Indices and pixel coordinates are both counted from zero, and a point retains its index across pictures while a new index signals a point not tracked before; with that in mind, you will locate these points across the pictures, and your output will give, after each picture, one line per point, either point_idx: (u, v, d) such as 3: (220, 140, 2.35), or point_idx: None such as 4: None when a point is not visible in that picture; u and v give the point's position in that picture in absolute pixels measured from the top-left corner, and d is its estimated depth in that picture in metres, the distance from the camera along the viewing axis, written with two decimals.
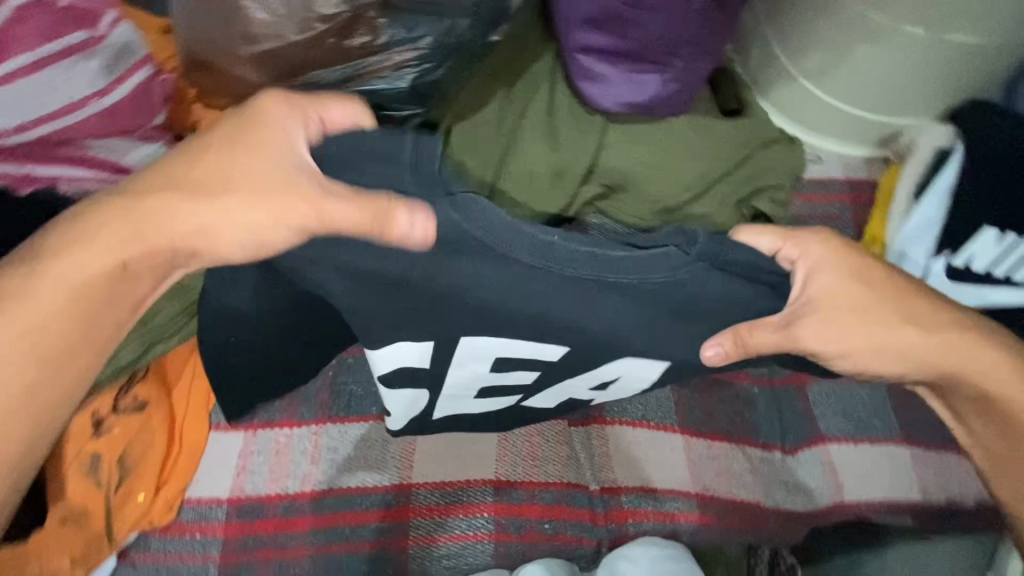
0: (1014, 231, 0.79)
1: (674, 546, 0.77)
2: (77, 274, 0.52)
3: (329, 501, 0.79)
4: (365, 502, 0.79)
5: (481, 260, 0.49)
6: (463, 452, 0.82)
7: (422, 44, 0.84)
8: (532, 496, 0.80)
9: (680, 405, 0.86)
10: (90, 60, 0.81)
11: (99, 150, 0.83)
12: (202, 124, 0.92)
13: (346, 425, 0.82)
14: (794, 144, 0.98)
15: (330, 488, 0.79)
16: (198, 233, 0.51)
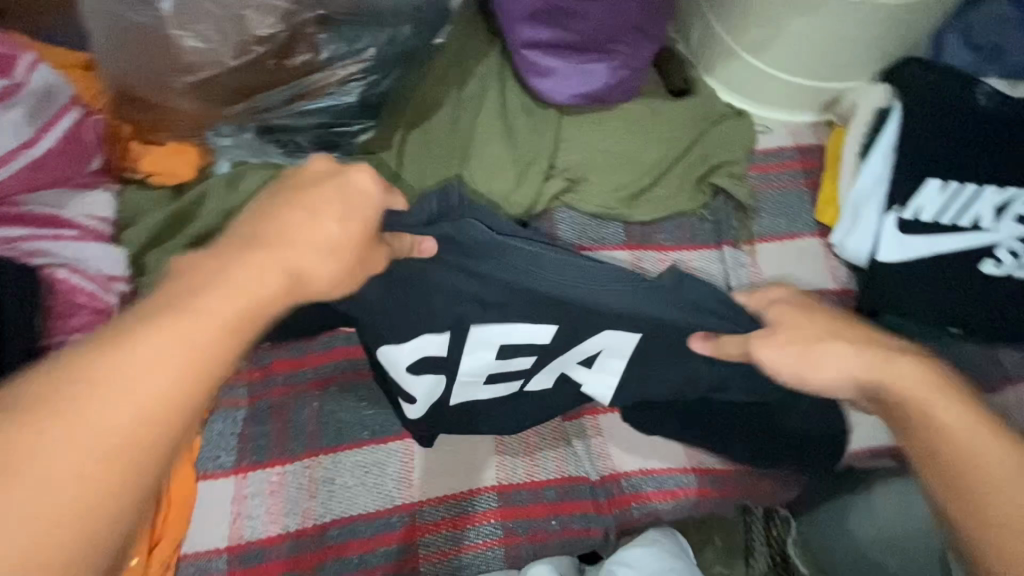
0: (954, 179, 0.83)
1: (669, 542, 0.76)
2: (212, 325, 0.42)
3: (333, 532, 0.77)
4: (371, 528, 0.78)
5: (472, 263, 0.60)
6: (463, 463, 0.82)
7: (366, 56, 0.82)
8: (536, 495, 0.81)
9: None
10: (10, 111, 0.75)
11: (36, 206, 0.78)
12: (143, 161, 0.87)
13: (339, 454, 0.80)
14: (743, 117, 0.99)
15: (332, 520, 0.77)
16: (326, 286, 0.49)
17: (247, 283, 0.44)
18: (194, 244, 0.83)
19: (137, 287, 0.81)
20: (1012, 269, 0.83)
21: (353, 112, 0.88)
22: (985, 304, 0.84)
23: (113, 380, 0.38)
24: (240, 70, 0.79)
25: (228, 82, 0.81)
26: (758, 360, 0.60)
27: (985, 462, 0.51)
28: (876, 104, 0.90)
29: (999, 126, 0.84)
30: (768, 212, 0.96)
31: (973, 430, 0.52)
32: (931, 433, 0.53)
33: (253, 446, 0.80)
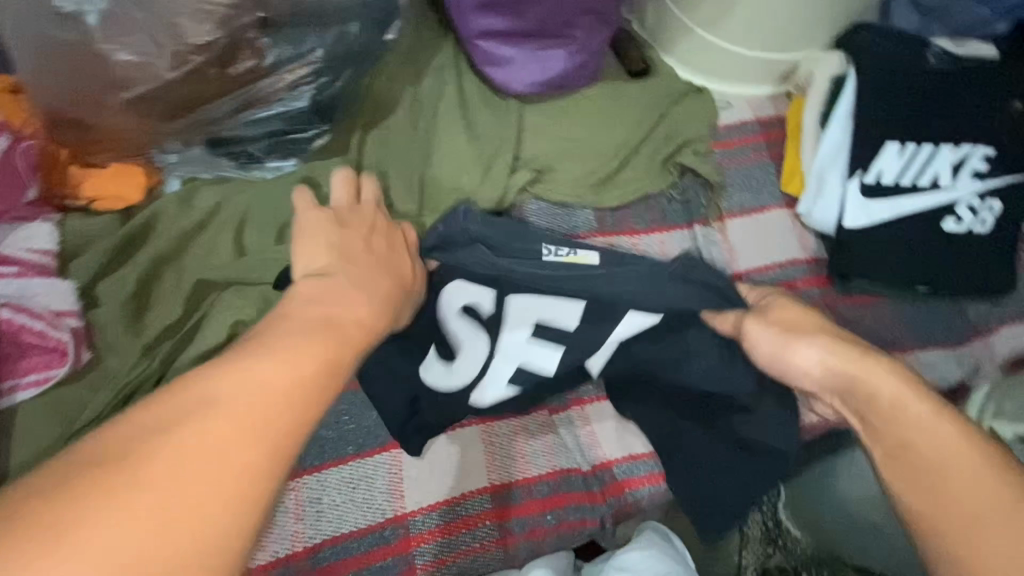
0: (910, 141, 0.85)
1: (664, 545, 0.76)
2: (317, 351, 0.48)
3: (326, 552, 0.75)
4: (365, 543, 0.76)
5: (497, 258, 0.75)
6: (453, 468, 0.80)
7: (313, 58, 0.78)
8: (529, 492, 0.80)
9: None
10: None
11: None
12: (85, 186, 0.82)
13: (324, 472, 0.78)
14: (703, 93, 0.98)
15: (324, 539, 0.75)
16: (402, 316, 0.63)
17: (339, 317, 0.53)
18: (148, 269, 0.79)
19: (90, 320, 0.76)
20: (971, 225, 0.85)
21: (305, 118, 0.84)
22: (947, 260, 0.86)
23: (240, 394, 0.43)
24: (181, 82, 0.75)
25: (168, 96, 0.76)
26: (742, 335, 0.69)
27: (949, 466, 0.53)
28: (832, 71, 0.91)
29: (952, 85, 0.86)
30: (736, 187, 0.95)
31: (946, 438, 0.54)
32: (900, 434, 0.56)
33: None
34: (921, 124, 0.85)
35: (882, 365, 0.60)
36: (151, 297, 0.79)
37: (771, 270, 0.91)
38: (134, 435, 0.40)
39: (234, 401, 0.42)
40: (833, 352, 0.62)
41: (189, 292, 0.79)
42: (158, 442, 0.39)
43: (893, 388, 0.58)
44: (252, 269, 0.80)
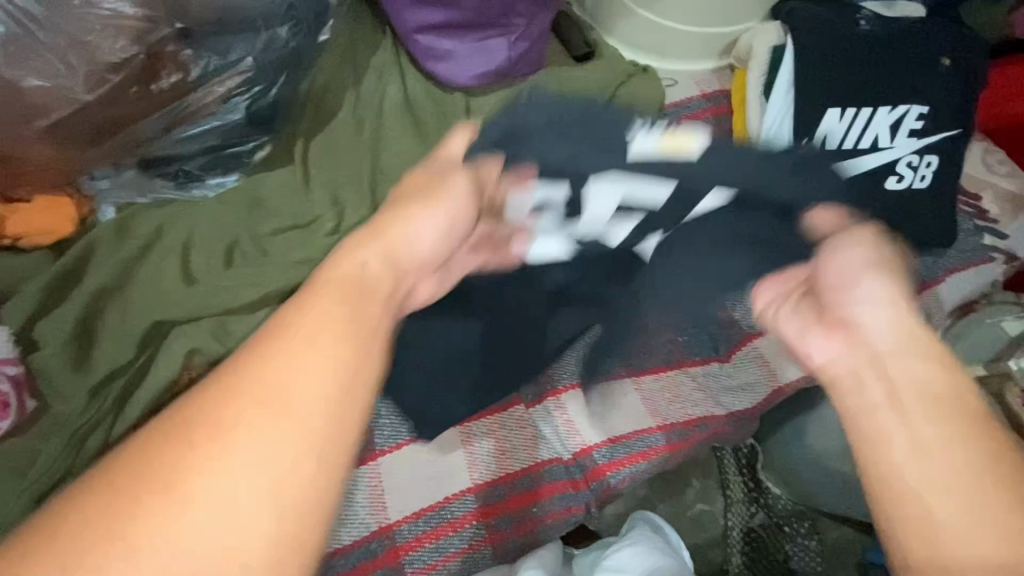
0: (849, 105, 0.87)
1: (651, 540, 0.79)
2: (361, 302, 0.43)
3: None
4: (352, 560, 0.75)
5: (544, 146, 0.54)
6: (433, 473, 0.80)
7: (244, 67, 0.75)
8: (512, 487, 0.80)
9: None
10: None
11: None
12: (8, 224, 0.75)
13: None
14: (649, 73, 0.98)
15: None
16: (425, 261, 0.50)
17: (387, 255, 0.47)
18: (89, 304, 0.75)
19: (31, 366, 0.72)
20: (912, 182, 0.88)
21: (243, 131, 0.80)
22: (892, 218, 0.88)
23: (289, 338, 0.39)
24: (101, 103, 0.72)
25: (90, 119, 0.73)
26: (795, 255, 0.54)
27: (967, 483, 0.39)
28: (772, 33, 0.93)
29: (884, 44, 0.88)
30: None
31: (961, 460, 0.40)
32: (921, 472, 0.40)
33: None
34: (863, 87, 0.87)
35: (930, 361, 0.44)
36: (95, 334, 0.75)
37: None
38: (181, 424, 0.35)
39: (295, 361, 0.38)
40: (905, 326, 0.46)
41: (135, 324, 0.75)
42: (213, 421, 0.35)
43: (939, 380, 0.43)
44: (201, 295, 0.77)
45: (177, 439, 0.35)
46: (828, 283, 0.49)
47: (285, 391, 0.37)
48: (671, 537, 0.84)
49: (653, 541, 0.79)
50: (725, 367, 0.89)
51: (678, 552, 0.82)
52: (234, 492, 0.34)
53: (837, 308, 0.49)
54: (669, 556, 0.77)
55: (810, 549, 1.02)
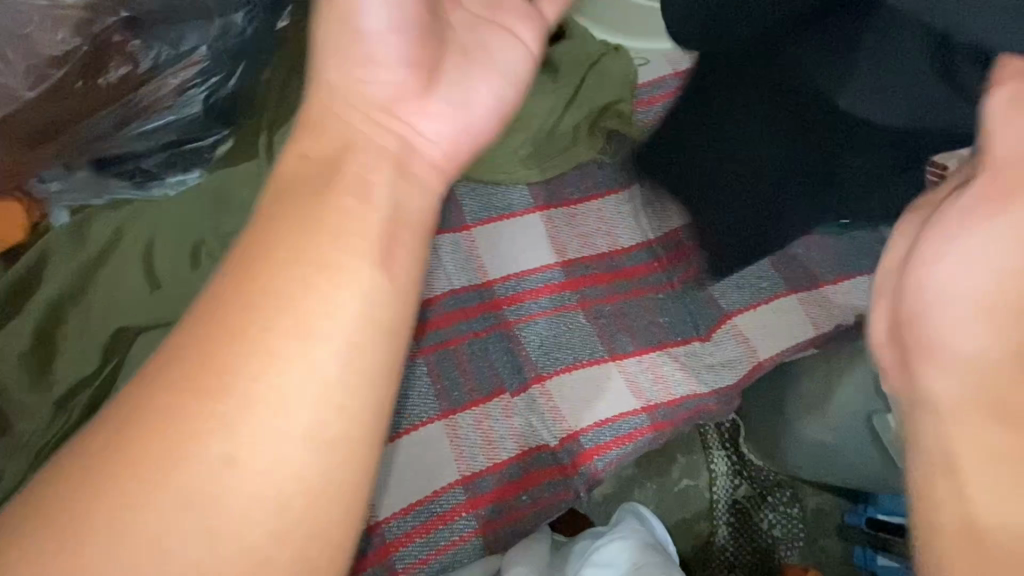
0: None
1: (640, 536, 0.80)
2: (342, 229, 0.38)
3: None
4: None
5: None
6: (420, 468, 0.79)
7: (198, 57, 0.72)
8: (501, 477, 0.80)
9: (602, 335, 0.87)
10: None
11: None
12: None
13: None
14: (621, 51, 0.96)
15: None
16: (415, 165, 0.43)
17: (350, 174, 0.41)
18: (47, 314, 0.71)
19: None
20: None
21: (201, 125, 0.77)
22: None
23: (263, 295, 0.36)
24: (44, 100, 0.67)
25: (36, 118, 0.68)
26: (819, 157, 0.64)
27: None
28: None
29: None
30: None
31: None
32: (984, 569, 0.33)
33: None
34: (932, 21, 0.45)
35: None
36: (57, 344, 0.71)
37: None
38: (141, 414, 0.33)
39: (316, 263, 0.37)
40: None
41: (100, 332, 0.72)
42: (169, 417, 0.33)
43: (995, 348, 0.37)
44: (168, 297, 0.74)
45: (216, 372, 0.34)
46: (926, 277, 0.41)
47: (318, 299, 0.36)
48: (659, 532, 0.86)
49: (647, 538, 0.80)
50: (706, 346, 0.90)
51: (662, 543, 0.83)
52: (308, 393, 0.34)
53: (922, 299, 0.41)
54: (660, 551, 0.79)
55: (791, 515, 1.06)
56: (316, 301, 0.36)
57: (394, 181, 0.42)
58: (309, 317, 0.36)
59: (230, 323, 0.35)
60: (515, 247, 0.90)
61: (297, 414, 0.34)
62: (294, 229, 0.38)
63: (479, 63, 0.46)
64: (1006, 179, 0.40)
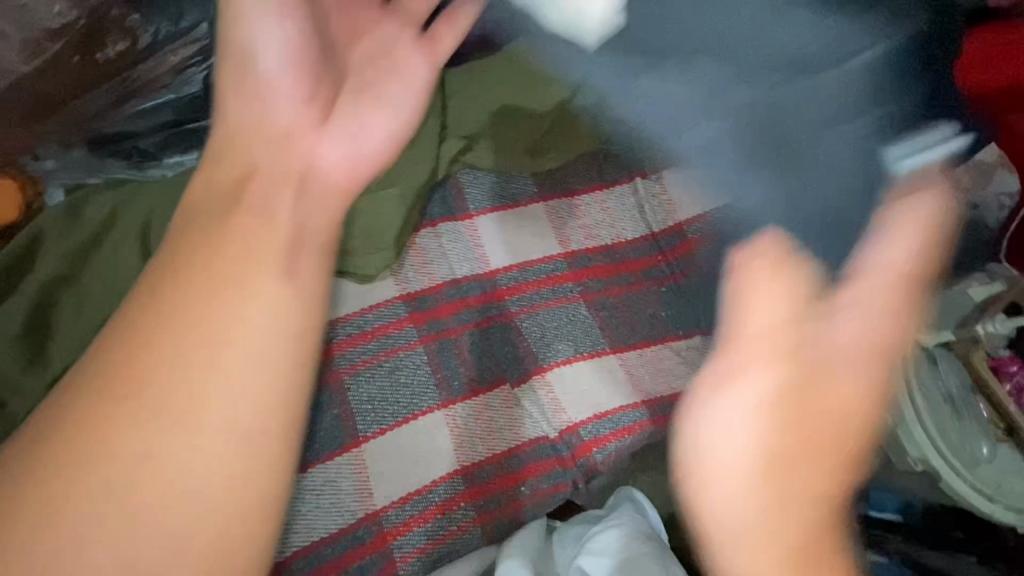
0: None
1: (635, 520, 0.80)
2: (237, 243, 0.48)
3: (299, 565, 0.72)
4: (339, 548, 0.73)
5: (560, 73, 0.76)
6: (421, 457, 0.78)
7: (199, 35, 0.71)
8: (499, 467, 0.80)
9: (605, 326, 0.87)
10: None
11: None
12: None
13: None
14: None
15: (295, 553, 0.72)
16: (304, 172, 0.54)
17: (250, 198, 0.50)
18: (42, 296, 0.70)
19: None
20: None
21: (200, 105, 0.74)
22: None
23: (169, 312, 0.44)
24: (46, 71, 0.69)
25: (34, 88, 0.69)
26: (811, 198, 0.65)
27: None
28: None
29: None
30: None
31: None
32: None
33: None
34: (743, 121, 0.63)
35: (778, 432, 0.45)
36: (52, 327, 0.70)
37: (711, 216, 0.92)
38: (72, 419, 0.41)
39: (230, 278, 0.46)
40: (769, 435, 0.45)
41: (93, 314, 0.70)
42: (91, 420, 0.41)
43: (773, 442, 0.45)
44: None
45: (146, 375, 0.42)
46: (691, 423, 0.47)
47: (242, 300, 0.46)
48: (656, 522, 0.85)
49: (642, 527, 0.80)
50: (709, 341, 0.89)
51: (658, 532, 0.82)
52: (232, 378, 0.44)
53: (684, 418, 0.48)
54: (654, 542, 0.78)
55: None
56: (239, 302, 0.46)
57: (300, 202, 0.52)
58: (224, 328, 0.45)
59: (155, 332, 0.43)
60: (519, 238, 0.89)
61: (220, 397, 0.43)
62: (203, 249, 0.47)
63: (372, 104, 0.58)
64: (744, 353, 0.47)
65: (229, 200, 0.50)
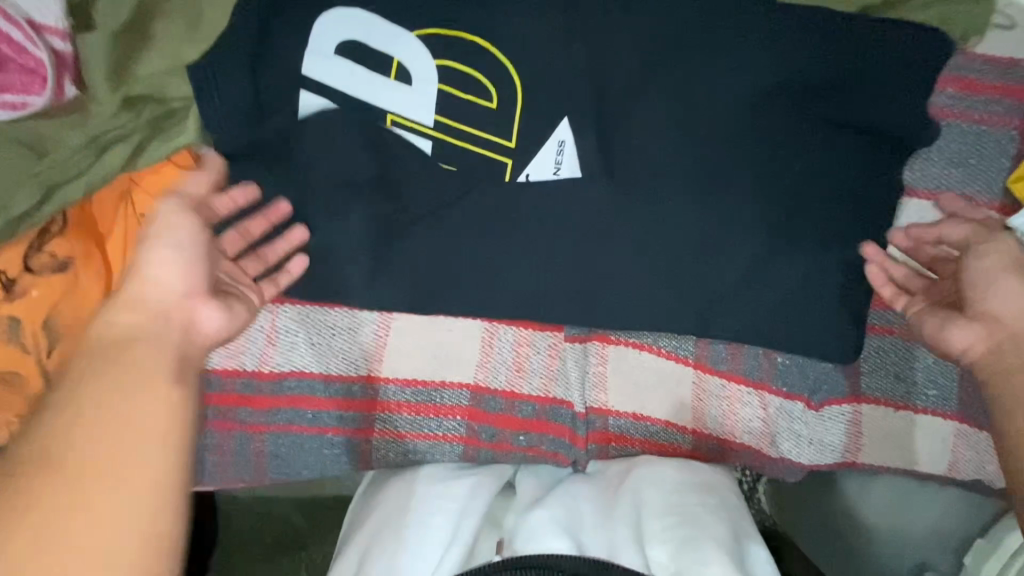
0: None
1: (716, 496, 0.65)
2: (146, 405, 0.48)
3: (246, 411, 0.70)
4: (323, 418, 0.71)
5: (246, 100, 0.61)
6: (441, 355, 0.71)
7: None
8: (511, 407, 0.73)
9: (702, 356, 0.72)
10: None
11: (22, 38, 0.56)
12: None
13: (305, 381, 0.70)
14: None
15: (250, 398, 0.70)
16: (129, 330, 0.52)
17: (147, 319, 0.53)
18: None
19: (74, 45, 0.59)
20: None
21: None
22: None
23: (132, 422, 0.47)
24: None
25: None
26: (491, 253, 0.64)
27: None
28: (277, 127, 0.62)
29: None
30: (941, 157, 0.66)
31: None
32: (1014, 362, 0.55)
33: None
34: (557, 244, 0.64)
35: None
36: (152, 32, 0.60)
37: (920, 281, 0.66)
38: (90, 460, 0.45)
39: (130, 431, 0.47)
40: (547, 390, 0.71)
41: (206, 51, 0.60)
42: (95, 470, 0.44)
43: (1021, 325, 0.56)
44: (265, 56, 0.61)
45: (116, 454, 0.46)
46: (648, 399, 0.73)
47: (139, 407, 0.48)
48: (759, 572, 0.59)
49: (686, 479, 0.67)
50: (807, 416, 0.72)
51: (741, 552, 0.59)
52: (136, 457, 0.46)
53: (420, 500, 0.66)
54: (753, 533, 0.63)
55: None
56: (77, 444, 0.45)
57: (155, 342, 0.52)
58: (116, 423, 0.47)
59: (43, 439, 0.45)
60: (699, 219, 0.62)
61: (85, 537, 0.42)
62: (111, 390, 0.48)
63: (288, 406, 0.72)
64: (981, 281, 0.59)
65: (115, 347, 0.51)
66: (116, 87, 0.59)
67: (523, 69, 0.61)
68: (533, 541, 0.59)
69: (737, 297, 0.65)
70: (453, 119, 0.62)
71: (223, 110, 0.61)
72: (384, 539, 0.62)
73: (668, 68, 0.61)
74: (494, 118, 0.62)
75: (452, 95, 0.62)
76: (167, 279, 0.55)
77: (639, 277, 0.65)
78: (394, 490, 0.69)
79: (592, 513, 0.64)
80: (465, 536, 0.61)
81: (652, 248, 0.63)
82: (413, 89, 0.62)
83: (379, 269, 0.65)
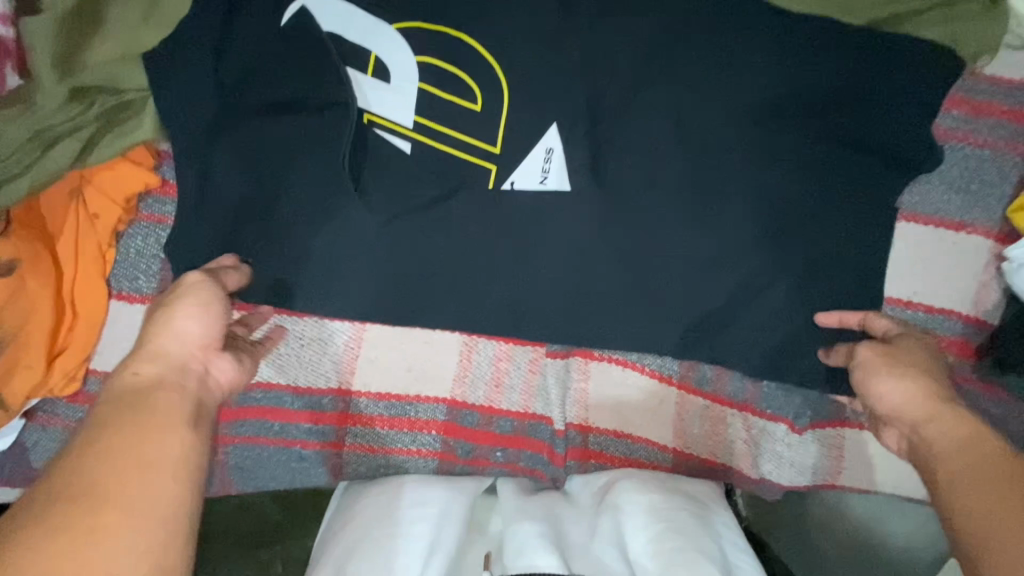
0: None
1: (700, 508, 0.64)
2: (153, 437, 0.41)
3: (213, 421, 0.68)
4: (292, 430, 0.69)
5: (209, 93, 0.56)
6: (416, 368, 0.69)
7: None
8: (488, 422, 0.70)
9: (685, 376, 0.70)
10: None
11: None
12: None
13: (273, 392, 0.68)
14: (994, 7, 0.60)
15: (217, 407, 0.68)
16: (151, 374, 0.45)
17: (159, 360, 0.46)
18: None
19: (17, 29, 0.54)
20: None
21: None
22: None
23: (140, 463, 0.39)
24: None
25: None
26: (471, 264, 0.61)
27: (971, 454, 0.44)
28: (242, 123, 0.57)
29: None
30: (943, 180, 0.63)
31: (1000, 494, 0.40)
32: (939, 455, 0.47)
33: (145, 270, 0.61)
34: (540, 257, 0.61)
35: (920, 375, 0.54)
36: (105, 16, 0.55)
37: (912, 308, 0.64)
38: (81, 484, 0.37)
39: (149, 476, 0.39)
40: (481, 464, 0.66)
41: (164, 37, 0.56)
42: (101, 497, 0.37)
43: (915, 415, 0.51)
44: (230, 45, 0.56)
45: (104, 490, 0.37)
46: (629, 416, 0.71)
47: (150, 443, 0.40)
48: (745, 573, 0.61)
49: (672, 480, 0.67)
50: (789, 438, 0.70)
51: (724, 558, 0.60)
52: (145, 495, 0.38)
53: (397, 505, 0.64)
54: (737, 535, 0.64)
55: None
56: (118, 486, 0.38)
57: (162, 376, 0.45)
58: (124, 457, 0.39)
59: (73, 471, 0.38)
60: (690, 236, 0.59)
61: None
62: (120, 435, 0.40)
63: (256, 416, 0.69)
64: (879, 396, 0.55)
65: (134, 402, 0.43)
66: (65, 76, 0.55)
67: (509, 70, 0.57)
68: (525, 556, 0.58)
69: (725, 318, 0.62)
70: (432, 121, 0.58)
71: (183, 103, 0.56)
72: (357, 554, 0.60)
73: (663, 76, 0.58)
74: (477, 121, 0.58)
75: (433, 95, 0.57)
76: (182, 331, 0.49)
77: (624, 294, 0.62)
78: (371, 493, 0.66)
79: (578, 528, 0.64)
80: (449, 547, 0.61)
81: (640, 265, 0.60)
82: (391, 86, 0.57)
83: (351, 279, 0.61)
